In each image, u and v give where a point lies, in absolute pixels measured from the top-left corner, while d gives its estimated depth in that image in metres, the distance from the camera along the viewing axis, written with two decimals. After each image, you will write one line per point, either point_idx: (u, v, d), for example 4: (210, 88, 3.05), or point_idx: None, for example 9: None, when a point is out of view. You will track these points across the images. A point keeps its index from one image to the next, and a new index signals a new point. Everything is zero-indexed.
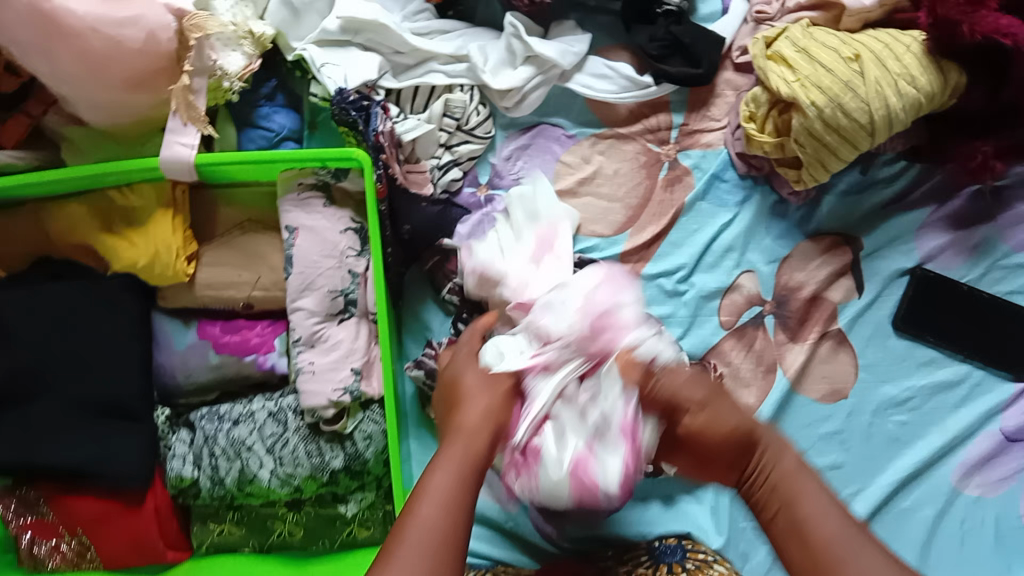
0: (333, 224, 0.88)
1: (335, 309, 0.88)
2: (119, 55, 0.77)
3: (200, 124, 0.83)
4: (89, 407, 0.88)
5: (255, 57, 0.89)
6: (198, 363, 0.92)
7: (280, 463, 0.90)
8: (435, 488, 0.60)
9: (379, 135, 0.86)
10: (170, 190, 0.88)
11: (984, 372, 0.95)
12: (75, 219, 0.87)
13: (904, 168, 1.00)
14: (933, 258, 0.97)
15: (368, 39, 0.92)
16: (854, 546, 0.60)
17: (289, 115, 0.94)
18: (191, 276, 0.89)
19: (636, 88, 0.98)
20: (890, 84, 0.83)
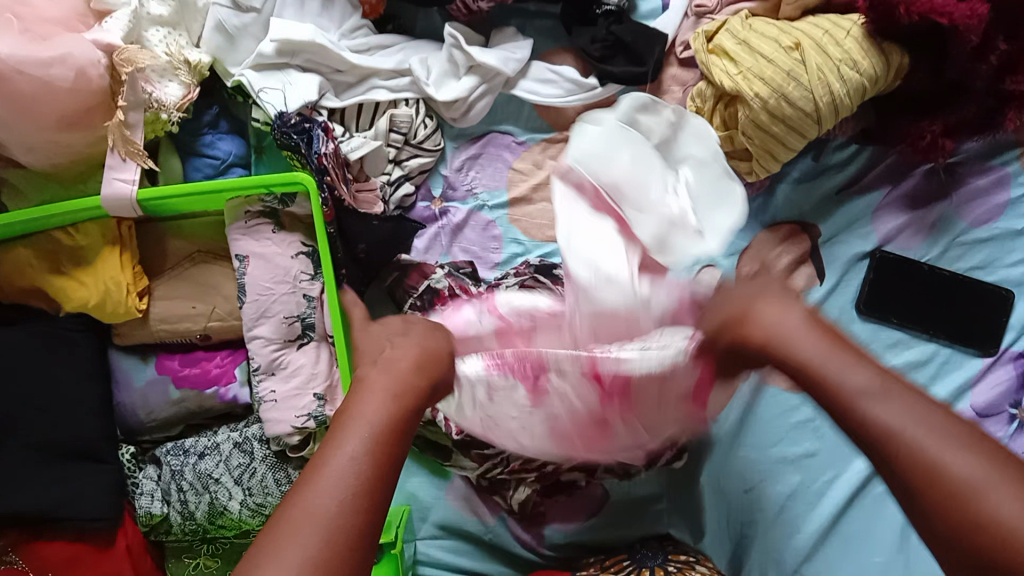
0: (283, 249, 0.87)
1: (293, 334, 0.87)
2: (49, 96, 0.76)
3: (138, 159, 0.83)
4: (50, 451, 0.87)
5: (193, 86, 0.88)
6: (159, 399, 0.91)
7: (250, 494, 0.89)
8: (361, 414, 0.49)
9: (323, 157, 0.85)
10: (115, 227, 0.87)
11: (951, 350, 0.94)
12: (23, 263, 0.86)
13: (856, 151, 1.00)
14: (891, 239, 0.97)
15: (307, 60, 0.91)
16: (874, 389, 0.47)
17: (233, 141, 0.93)
18: (144, 312, 0.88)
19: (581, 90, 0.96)
20: (833, 71, 0.82)
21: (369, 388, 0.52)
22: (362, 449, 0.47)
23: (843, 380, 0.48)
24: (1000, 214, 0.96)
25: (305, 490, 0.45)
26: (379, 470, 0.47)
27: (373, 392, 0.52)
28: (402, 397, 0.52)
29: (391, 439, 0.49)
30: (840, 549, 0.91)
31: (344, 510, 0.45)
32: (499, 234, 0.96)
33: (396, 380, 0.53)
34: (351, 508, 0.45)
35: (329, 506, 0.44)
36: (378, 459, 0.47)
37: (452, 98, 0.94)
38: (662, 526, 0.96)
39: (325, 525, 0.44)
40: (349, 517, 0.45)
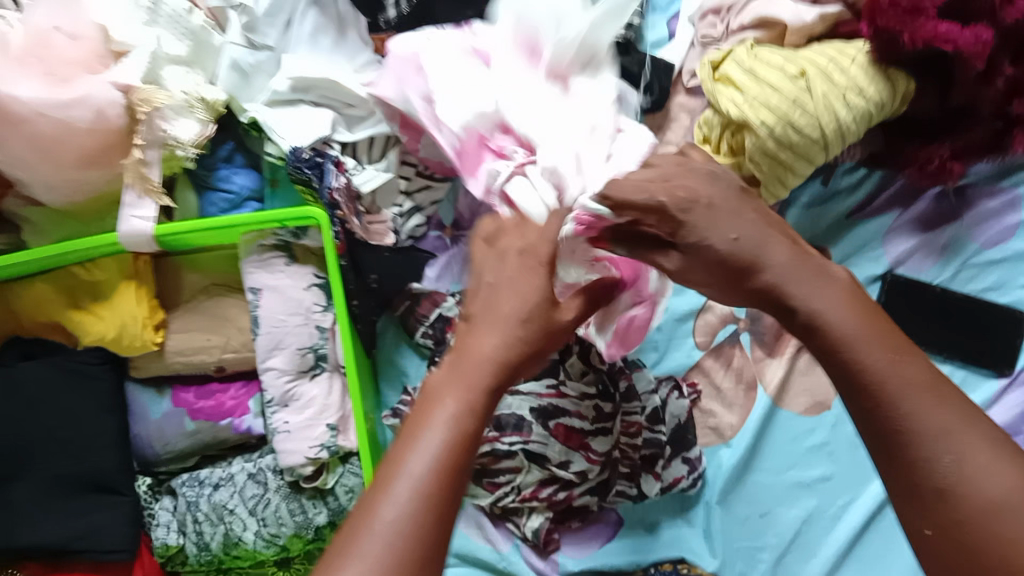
0: (296, 281, 0.88)
1: (306, 365, 0.88)
2: (68, 136, 0.79)
3: (155, 196, 0.84)
4: (72, 482, 0.89)
5: (209, 123, 0.88)
6: (175, 431, 0.92)
7: (265, 524, 0.89)
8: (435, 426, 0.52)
9: (334, 192, 0.85)
10: (132, 262, 0.88)
11: (965, 371, 0.95)
12: (42, 298, 0.88)
13: (864, 176, 1.00)
14: (903, 262, 0.97)
15: (320, 95, 0.92)
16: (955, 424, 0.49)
17: (249, 175, 0.96)
18: (160, 345, 0.89)
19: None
20: (839, 97, 0.83)
21: (445, 401, 0.53)
22: (443, 442, 0.51)
23: (887, 383, 0.50)
24: (1012, 235, 0.94)
25: (378, 491, 0.49)
26: (446, 483, 0.49)
27: (448, 400, 0.53)
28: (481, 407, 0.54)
29: (478, 421, 0.53)
30: (859, 571, 0.90)
31: (415, 516, 0.48)
32: None
33: (466, 400, 0.54)
34: (409, 534, 0.47)
35: (393, 521, 0.48)
36: (452, 469, 0.50)
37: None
38: (677, 552, 0.96)
39: (395, 531, 0.47)
40: (414, 533, 0.48)
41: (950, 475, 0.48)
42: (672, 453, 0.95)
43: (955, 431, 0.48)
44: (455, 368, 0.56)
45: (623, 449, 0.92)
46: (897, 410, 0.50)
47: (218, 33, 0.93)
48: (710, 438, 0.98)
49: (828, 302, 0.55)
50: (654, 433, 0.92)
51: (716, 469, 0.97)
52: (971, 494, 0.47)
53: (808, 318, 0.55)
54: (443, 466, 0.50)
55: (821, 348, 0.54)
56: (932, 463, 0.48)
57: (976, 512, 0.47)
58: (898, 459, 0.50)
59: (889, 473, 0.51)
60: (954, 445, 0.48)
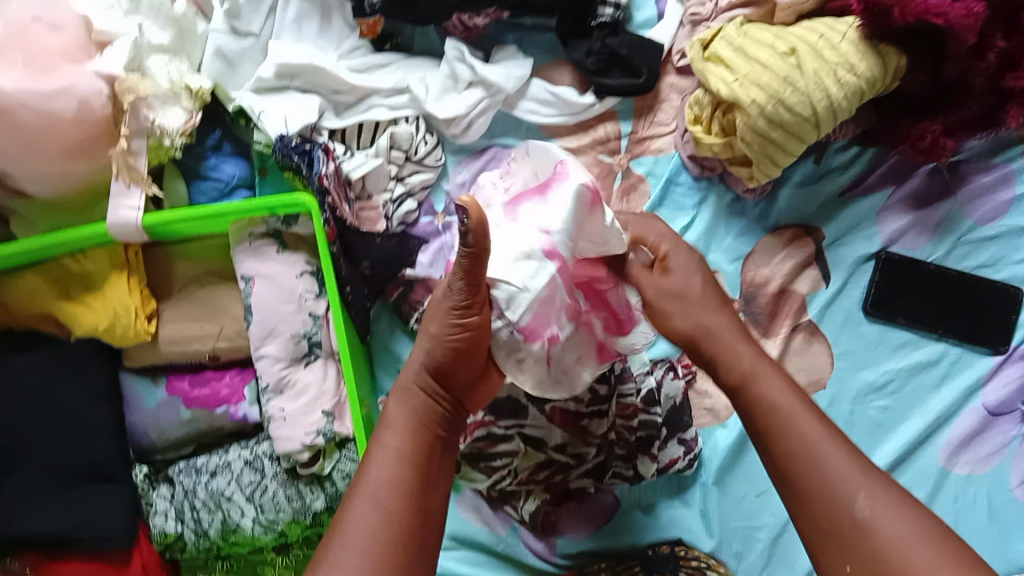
0: (288, 268, 0.88)
1: (300, 352, 0.88)
2: (53, 127, 0.78)
3: (144, 185, 0.84)
4: (69, 473, 0.89)
5: (195, 111, 0.87)
6: (171, 420, 0.92)
7: (263, 510, 0.90)
8: (379, 461, 0.61)
9: (323, 178, 0.85)
10: (123, 252, 0.88)
11: (960, 349, 0.95)
12: (33, 290, 0.88)
13: (858, 153, 0.98)
14: (898, 239, 0.97)
15: (306, 82, 0.91)
16: (856, 476, 0.58)
17: (238, 163, 0.95)
18: (153, 335, 0.89)
19: (577, 110, 0.97)
20: (830, 74, 0.83)
21: (384, 442, 0.62)
22: (387, 466, 0.60)
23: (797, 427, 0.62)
24: (1007, 210, 0.96)
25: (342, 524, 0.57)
26: (400, 499, 0.59)
27: (387, 438, 0.62)
28: (417, 438, 0.63)
29: (412, 451, 0.62)
30: None
31: (381, 529, 0.57)
32: None
33: (402, 440, 0.62)
34: (372, 555, 0.56)
35: (353, 558, 0.55)
36: (402, 498, 0.59)
37: (452, 111, 0.94)
38: (674, 533, 0.97)
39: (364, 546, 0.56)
40: (381, 544, 0.56)
41: (861, 516, 0.56)
42: (667, 434, 0.96)
43: (859, 476, 0.58)
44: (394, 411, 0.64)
45: (619, 432, 0.93)
46: (807, 451, 0.60)
47: (203, 21, 0.92)
48: (704, 419, 1.00)
49: (796, 404, 0.64)
50: (649, 414, 0.93)
51: (712, 448, 0.99)
52: (876, 535, 0.55)
53: (768, 412, 0.64)
54: (390, 490, 0.59)
55: (753, 402, 0.66)
56: (849, 504, 0.57)
57: (897, 562, 0.53)
58: (811, 504, 0.59)
59: (819, 530, 0.58)
60: (868, 491, 0.57)
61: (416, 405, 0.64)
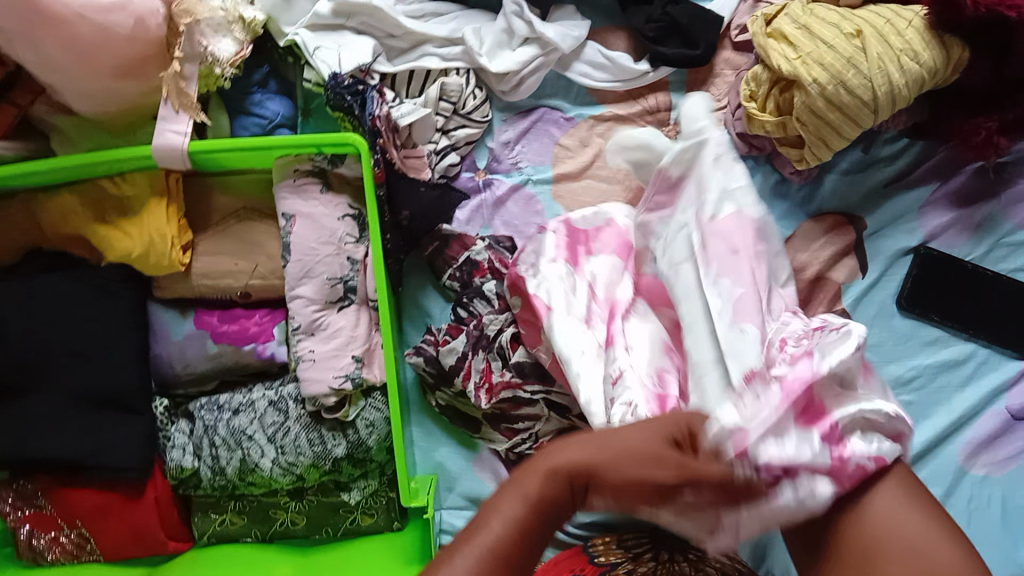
0: (330, 210, 0.87)
1: (334, 296, 0.87)
2: (107, 43, 0.75)
3: (192, 112, 0.83)
4: (88, 398, 0.87)
5: (246, 44, 0.87)
6: (197, 354, 0.91)
7: (283, 452, 0.89)
8: (498, 516, 0.53)
9: (376, 119, 0.84)
10: (163, 177, 0.86)
11: (989, 351, 0.95)
12: (69, 210, 0.86)
13: (907, 146, 0.98)
14: (937, 236, 0.96)
15: (362, 22, 0.91)
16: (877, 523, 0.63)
17: (282, 101, 0.94)
18: (186, 266, 0.88)
19: (628, 78, 0.96)
20: (893, 60, 0.82)
21: (505, 499, 0.54)
22: (505, 543, 0.51)
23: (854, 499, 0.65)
24: None
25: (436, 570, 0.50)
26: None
27: (511, 505, 0.54)
28: (538, 510, 0.54)
29: (539, 520, 0.54)
30: None
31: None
32: (541, 210, 0.96)
33: (528, 495, 0.54)
34: None
35: None
36: (501, 560, 0.50)
37: (505, 66, 0.93)
38: None
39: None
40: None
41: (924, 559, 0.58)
42: None
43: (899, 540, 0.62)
44: (540, 461, 0.57)
45: None
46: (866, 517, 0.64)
47: None
48: None
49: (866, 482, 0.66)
50: None
51: None
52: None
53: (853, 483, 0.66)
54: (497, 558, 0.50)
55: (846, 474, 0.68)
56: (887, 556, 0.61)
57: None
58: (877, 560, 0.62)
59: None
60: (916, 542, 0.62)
61: (556, 479, 0.55)
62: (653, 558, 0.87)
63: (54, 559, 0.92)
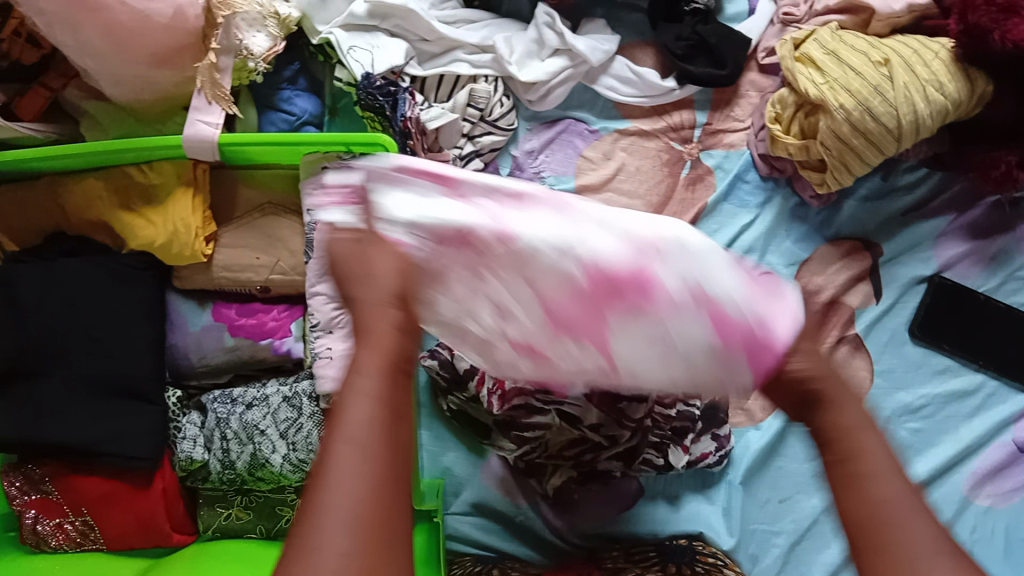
0: None
1: None
2: (144, 30, 0.76)
3: (224, 103, 0.83)
4: (100, 385, 0.87)
5: (280, 39, 0.88)
6: (213, 346, 0.91)
7: (294, 448, 0.89)
8: (359, 400, 0.43)
9: (408, 121, 0.85)
10: (190, 169, 0.87)
11: (998, 383, 0.95)
12: (94, 195, 0.87)
13: (926, 175, 0.99)
14: (951, 266, 0.97)
15: (395, 25, 0.92)
16: None
17: (310, 99, 0.94)
18: (208, 257, 0.88)
19: (653, 94, 0.98)
20: (919, 90, 0.83)
21: (366, 377, 0.44)
22: (371, 432, 0.42)
23: None
24: None
25: (323, 486, 0.40)
26: (392, 466, 0.42)
27: (366, 381, 0.44)
28: (399, 374, 0.45)
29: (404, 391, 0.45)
30: None
31: (374, 496, 0.40)
32: None
33: (379, 364, 0.45)
34: (365, 516, 0.39)
35: (338, 539, 0.38)
36: (386, 447, 0.41)
37: (534, 74, 0.94)
38: (695, 527, 0.95)
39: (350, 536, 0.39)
40: (374, 508, 0.40)
41: None
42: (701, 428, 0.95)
43: None
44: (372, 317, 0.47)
45: (656, 419, 0.89)
46: None
47: None
48: (740, 419, 1.00)
49: None
50: (689, 406, 0.90)
51: (742, 449, 1.00)
52: None
53: None
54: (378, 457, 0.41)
55: None
56: None
57: None
58: None
59: None
60: None
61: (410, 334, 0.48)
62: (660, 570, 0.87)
63: (57, 545, 0.92)
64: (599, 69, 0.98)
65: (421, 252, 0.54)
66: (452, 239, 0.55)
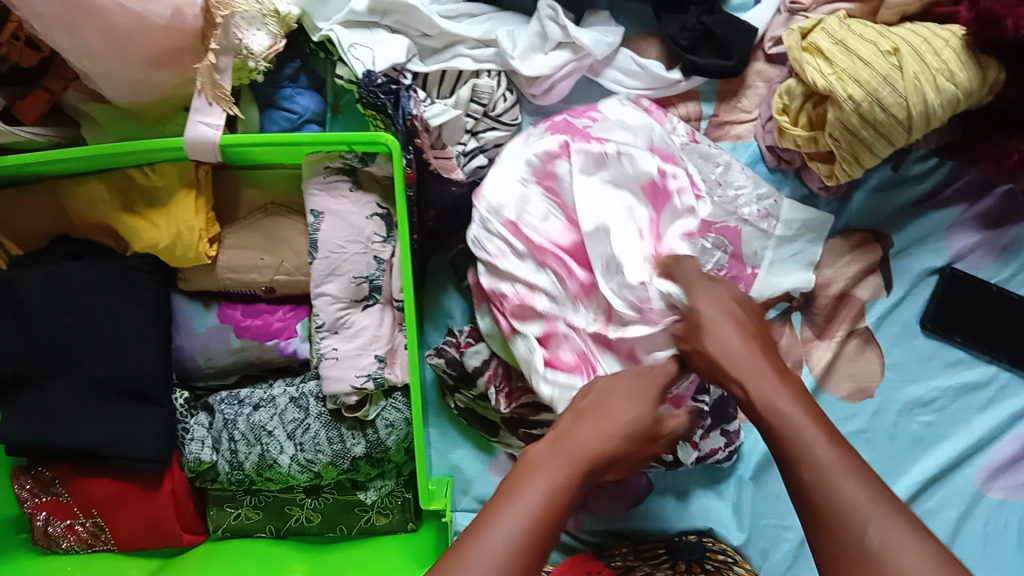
0: (359, 209, 0.87)
1: (360, 295, 0.87)
2: (144, 32, 0.75)
3: (225, 104, 0.82)
4: (108, 388, 0.87)
5: (280, 37, 0.87)
6: (220, 347, 0.91)
7: (302, 449, 0.89)
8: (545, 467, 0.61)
9: (414, 119, 0.85)
10: (193, 170, 0.86)
11: (1011, 374, 0.94)
12: (97, 198, 0.86)
13: (936, 165, 0.97)
14: (962, 257, 0.96)
15: (395, 21, 0.90)
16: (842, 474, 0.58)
17: (312, 97, 0.93)
18: (213, 259, 0.88)
19: (659, 86, 0.96)
20: (929, 79, 0.81)
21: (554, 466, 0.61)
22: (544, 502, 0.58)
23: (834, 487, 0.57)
24: None
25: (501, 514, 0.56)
26: (536, 554, 0.54)
27: (554, 472, 0.61)
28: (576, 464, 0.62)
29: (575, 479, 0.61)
30: None
31: (531, 533, 0.55)
32: None
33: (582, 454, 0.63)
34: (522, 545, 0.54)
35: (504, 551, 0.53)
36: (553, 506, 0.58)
37: (536, 68, 0.92)
38: (706, 523, 0.95)
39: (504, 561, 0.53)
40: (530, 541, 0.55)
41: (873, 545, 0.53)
42: (711, 424, 0.94)
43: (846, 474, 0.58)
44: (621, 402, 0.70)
45: None
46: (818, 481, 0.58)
47: None
48: (749, 413, 0.98)
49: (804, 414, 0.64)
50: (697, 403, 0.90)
51: (752, 444, 0.98)
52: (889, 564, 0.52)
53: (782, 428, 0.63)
54: (526, 537, 0.55)
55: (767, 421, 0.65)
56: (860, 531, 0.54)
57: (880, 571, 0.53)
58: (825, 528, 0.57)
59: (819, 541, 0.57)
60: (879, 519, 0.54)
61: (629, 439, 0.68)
62: (670, 566, 0.90)
63: (69, 546, 0.93)
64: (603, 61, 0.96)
65: (620, 394, 0.71)
66: (637, 410, 0.70)
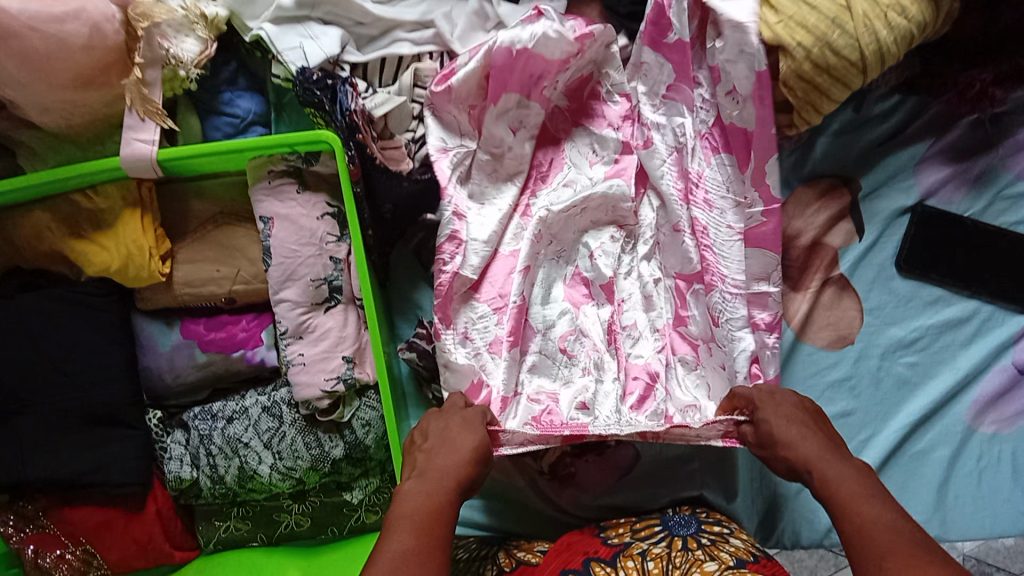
0: (309, 210, 0.85)
1: (320, 297, 0.85)
2: (63, 54, 0.73)
3: (158, 118, 0.81)
4: (78, 415, 0.86)
5: (211, 41, 0.83)
6: (185, 364, 0.90)
7: (280, 457, 0.88)
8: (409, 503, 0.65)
9: (352, 114, 0.82)
10: (135, 188, 0.84)
11: (993, 307, 0.93)
12: (41, 227, 0.84)
13: (900, 102, 0.95)
14: (934, 193, 0.94)
15: (327, 12, 0.87)
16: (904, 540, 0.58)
17: (253, 98, 0.90)
18: (167, 276, 0.86)
19: (577, 137, 0.94)
20: (880, 16, 0.78)
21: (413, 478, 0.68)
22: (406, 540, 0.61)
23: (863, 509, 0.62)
24: None
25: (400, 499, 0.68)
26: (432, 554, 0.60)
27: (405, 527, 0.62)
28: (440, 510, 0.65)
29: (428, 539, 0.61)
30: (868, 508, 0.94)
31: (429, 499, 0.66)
32: None
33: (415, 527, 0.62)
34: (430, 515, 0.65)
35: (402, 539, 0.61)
36: (426, 540, 0.61)
37: (513, 37, 0.84)
38: (695, 489, 0.93)
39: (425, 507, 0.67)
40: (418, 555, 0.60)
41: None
42: None
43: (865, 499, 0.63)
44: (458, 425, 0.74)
45: None
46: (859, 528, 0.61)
47: None
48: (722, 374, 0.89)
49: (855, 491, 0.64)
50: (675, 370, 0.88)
51: None
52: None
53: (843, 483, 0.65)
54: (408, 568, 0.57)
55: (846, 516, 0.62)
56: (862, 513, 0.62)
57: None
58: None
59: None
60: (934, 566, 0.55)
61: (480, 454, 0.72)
62: (663, 542, 0.83)
63: None
64: (580, 107, 0.94)
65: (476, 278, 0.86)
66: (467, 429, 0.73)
